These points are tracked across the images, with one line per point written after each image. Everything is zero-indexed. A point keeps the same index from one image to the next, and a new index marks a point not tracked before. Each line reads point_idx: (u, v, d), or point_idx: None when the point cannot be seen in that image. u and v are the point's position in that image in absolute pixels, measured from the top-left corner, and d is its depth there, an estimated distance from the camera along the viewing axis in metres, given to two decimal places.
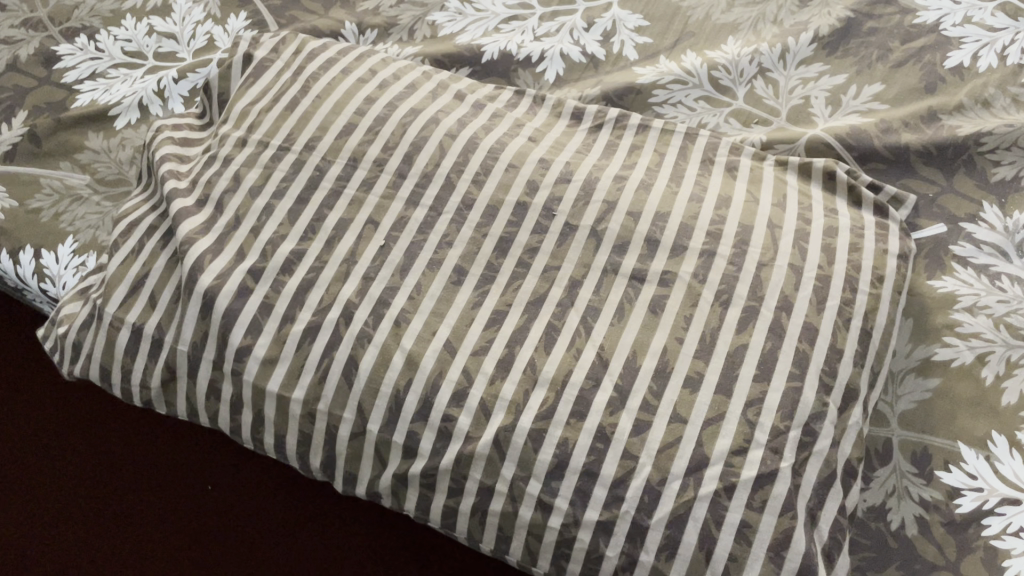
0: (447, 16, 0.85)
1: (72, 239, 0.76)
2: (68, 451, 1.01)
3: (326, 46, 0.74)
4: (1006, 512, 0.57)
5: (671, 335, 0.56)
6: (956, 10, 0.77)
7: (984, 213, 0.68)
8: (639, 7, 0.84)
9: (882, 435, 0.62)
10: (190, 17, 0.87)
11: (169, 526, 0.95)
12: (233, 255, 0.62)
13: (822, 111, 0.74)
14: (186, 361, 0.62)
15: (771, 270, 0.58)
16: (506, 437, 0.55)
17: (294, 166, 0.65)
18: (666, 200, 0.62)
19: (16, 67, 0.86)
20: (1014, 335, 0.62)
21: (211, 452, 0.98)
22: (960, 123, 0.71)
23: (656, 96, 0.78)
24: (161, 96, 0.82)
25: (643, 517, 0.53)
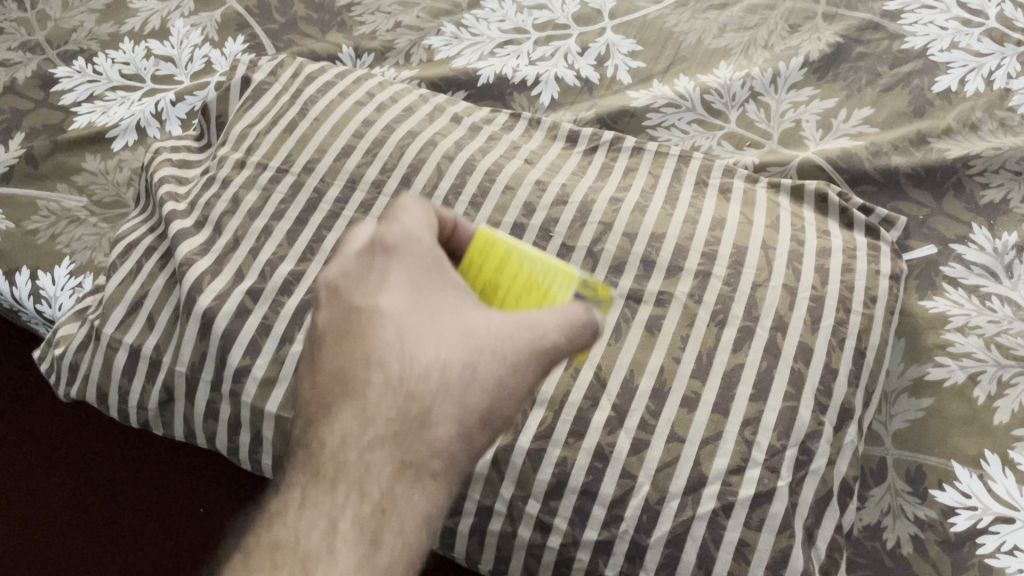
0: (443, 40, 0.86)
1: (69, 260, 0.76)
2: (44, 446, 0.98)
3: (324, 70, 0.75)
4: (1000, 530, 0.57)
5: (668, 355, 0.57)
6: (943, 36, 0.78)
7: (974, 234, 0.69)
8: (632, 32, 0.85)
9: (876, 454, 0.62)
10: (187, 40, 0.88)
11: (139, 542, 0.93)
12: (231, 275, 0.62)
13: (813, 135, 0.76)
14: (184, 381, 0.62)
15: (766, 291, 0.59)
16: (506, 456, 0.55)
17: (293, 188, 0.66)
18: (661, 221, 0.63)
19: (13, 88, 0.86)
20: (1006, 355, 0.63)
21: (182, 465, 0.92)
22: (948, 146, 0.72)
23: (650, 119, 0.79)
24: (159, 118, 0.83)
25: (642, 536, 0.53)
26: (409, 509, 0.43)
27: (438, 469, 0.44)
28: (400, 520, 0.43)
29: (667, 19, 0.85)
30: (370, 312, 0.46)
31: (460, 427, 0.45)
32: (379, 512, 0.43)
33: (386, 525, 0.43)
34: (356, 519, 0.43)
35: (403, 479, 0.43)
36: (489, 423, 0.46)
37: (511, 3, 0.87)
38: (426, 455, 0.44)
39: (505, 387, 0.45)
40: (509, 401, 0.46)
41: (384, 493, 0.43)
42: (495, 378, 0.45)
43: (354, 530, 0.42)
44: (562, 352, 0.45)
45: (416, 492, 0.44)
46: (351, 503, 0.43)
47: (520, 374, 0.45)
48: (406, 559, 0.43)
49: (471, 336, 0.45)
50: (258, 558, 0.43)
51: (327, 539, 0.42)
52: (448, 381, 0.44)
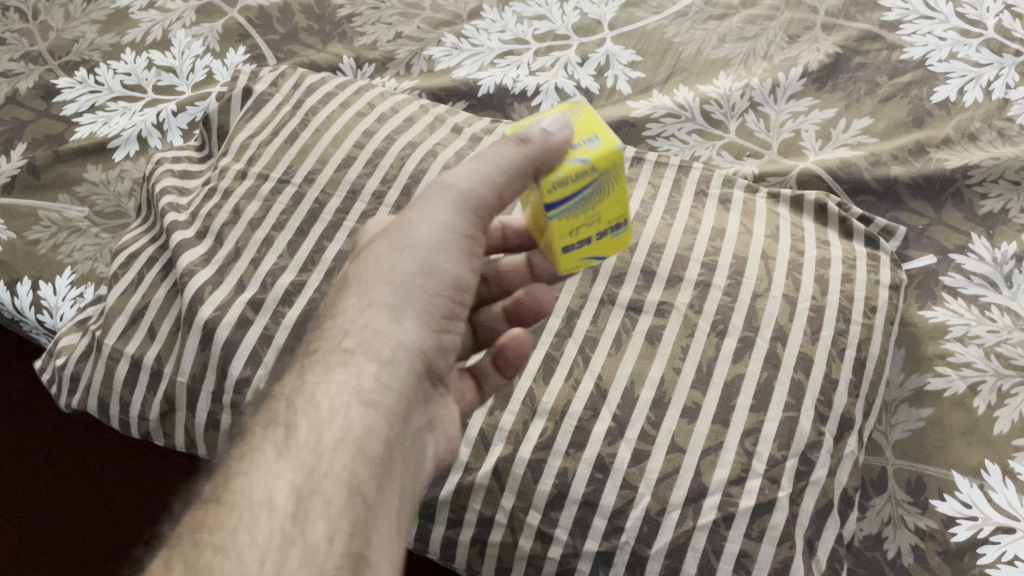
0: (443, 50, 0.87)
1: (70, 270, 0.76)
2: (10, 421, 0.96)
3: (325, 80, 0.75)
4: (1001, 540, 0.57)
5: (668, 365, 0.57)
6: (941, 46, 0.78)
7: (974, 244, 0.69)
8: (631, 42, 0.85)
9: (877, 464, 0.62)
10: (189, 51, 0.88)
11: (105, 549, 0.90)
12: (232, 286, 0.62)
13: (812, 145, 0.76)
14: (185, 392, 0.62)
15: (766, 301, 0.59)
16: (506, 467, 0.55)
17: (294, 199, 0.66)
18: (662, 231, 0.64)
19: (14, 99, 0.87)
20: (1006, 365, 0.63)
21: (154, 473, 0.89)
22: (947, 156, 0.73)
23: (650, 129, 0.79)
24: (160, 129, 0.83)
25: (642, 547, 0.53)
26: (326, 396, 0.46)
27: (356, 350, 0.49)
28: (310, 403, 0.46)
29: (667, 30, 0.85)
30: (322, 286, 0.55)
31: (373, 310, 0.50)
32: (292, 407, 0.46)
33: (301, 411, 0.46)
34: (271, 422, 0.46)
35: (317, 370, 0.48)
36: (417, 299, 0.52)
37: (512, 13, 0.87)
38: (339, 345, 0.49)
39: (433, 272, 0.52)
40: (451, 262, 0.53)
41: (295, 391, 0.47)
42: (406, 253, 0.52)
43: (270, 429, 0.46)
44: (489, 197, 0.52)
45: (335, 377, 0.47)
46: (270, 416, 0.46)
47: (445, 256, 0.52)
48: (327, 434, 0.45)
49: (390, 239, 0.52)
50: (201, 495, 0.44)
51: (248, 451, 0.45)
52: (369, 281, 0.52)
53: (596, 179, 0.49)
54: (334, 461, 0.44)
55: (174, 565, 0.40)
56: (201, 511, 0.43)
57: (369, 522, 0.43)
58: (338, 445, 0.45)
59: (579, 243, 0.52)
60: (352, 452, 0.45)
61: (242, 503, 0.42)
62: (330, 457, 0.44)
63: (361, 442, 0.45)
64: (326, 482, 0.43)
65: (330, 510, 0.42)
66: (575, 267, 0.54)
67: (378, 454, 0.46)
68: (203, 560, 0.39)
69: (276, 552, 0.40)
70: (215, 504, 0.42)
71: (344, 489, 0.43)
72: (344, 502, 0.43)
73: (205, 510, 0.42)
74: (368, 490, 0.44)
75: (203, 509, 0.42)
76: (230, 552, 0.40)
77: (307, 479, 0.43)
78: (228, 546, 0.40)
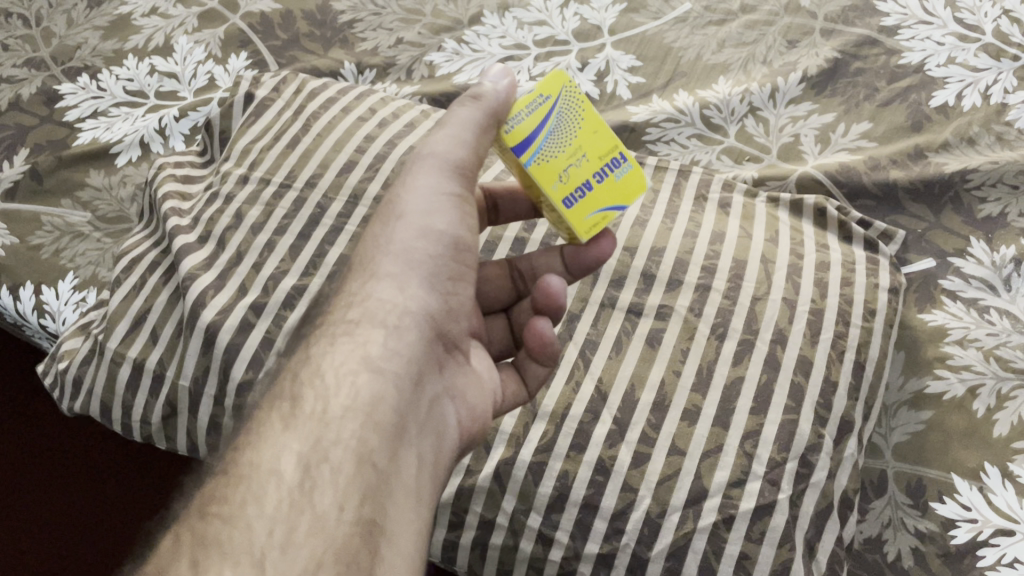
0: (444, 56, 0.87)
1: (73, 275, 0.76)
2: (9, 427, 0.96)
3: (326, 86, 0.75)
4: (1000, 542, 0.57)
5: (668, 369, 0.57)
6: (940, 51, 0.79)
7: (972, 247, 0.69)
8: (631, 48, 0.85)
9: (876, 467, 0.62)
10: (190, 57, 0.88)
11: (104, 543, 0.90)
12: (234, 290, 0.62)
13: (811, 149, 0.76)
14: (187, 396, 0.62)
15: (765, 304, 0.59)
16: (507, 470, 0.56)
17: (295, 204, 0.66)
18: (661, 234, 0.64)
19: (17, 105, 0.87)
20: (1005, 367, 0.63)
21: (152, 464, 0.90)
22: (946, 160, 0.73)
23: (650, 133, 0.80)
24: (162, 135, 0.83)
25: (643, 550, 0.53)
26: (332, 367, 0.47)
27: (361, 322, 0.50)
28: (316, 375, 0.47)
29: (667, 35, 0.86)
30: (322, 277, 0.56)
31: (374, 282, 0.52)
32: (297, 380, 0.47)
33: (307, 383, 0.46)
34: (276, 397, 0.46)
35: (322, 344, 0.49)
36: (419, 266, 0.53)
37: (512, 19, 0.88)
38: (345, 321, 0.50)
39: (432, 239, 0.54)
40: (448, 223, 0.55)
41: (301, 366, 0.48)
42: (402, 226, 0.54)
43: (276, 404, 0.46)
44: (468, 157, 0.55)
45: (341, 349, 0.48)
46: (276, 392, 0.47)
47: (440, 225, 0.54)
48: (335, 402, 0.45)
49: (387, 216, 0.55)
50: (205, 473, 0.44)
51: (254, 426, 0.45)
52: (371, 258, 0.54)
53: (555, 106, 0.53)
54: (343, 428, 0.44)
55: (183, 539, 0.39)
56: (209, 486, 0.42)
57: (380, 492, 0.43)
58: (345, 413, 0.45)
59: (577, 189, 0.53)
60: (361, 419, 0.45)
61: (250, 475, 0.42)
62: (338, 424, 0.44)
63: (370, 409, 0.46)
64: (334, 450, 0.43)
65: (339, 477, 0.42)
66: (590, 224, 0.54)
67: (387, 420, 0.46)
68: (204, 523, 0.40)
69: (285, 521, 0.40)
70: (222, 478, 0.42)
71: (353, 457, 0.43)
72: (354, 469, 0.43)
73: (212, 485, 0.42)
74: (378, 456, 0.44)
75: (212, 484, 0.42)
76: (239, 524, 0.40)
77: (316, 447, 0.43)
78: (238, 516, 0.40)
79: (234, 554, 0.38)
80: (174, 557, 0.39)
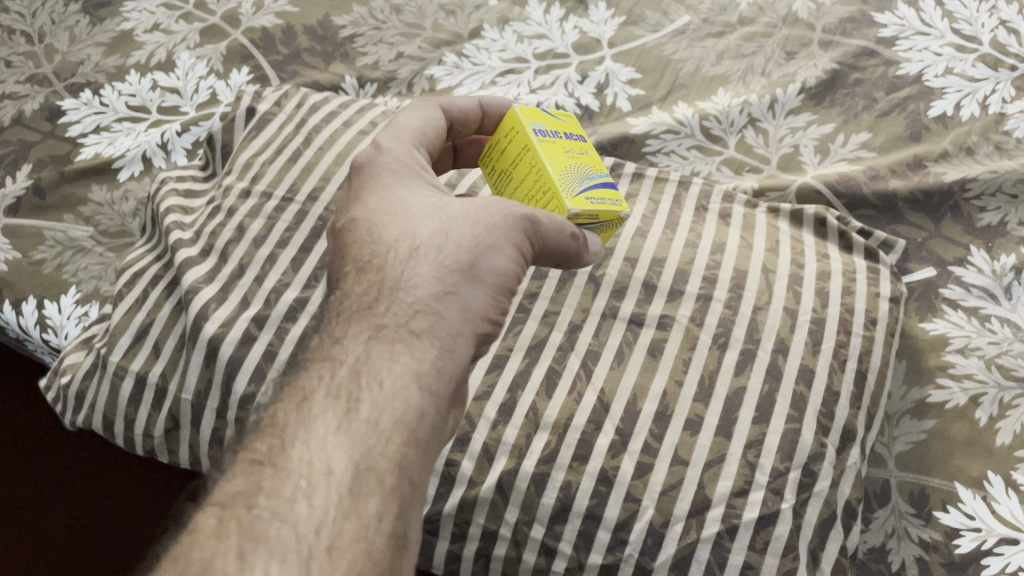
0: (445, 70, 0.87)
1: (75, 289, 0.77)
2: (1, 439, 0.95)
3: (327, 100, 0.76)
4: (1005, 551, 0.57)
5: (670, 379, 0.57)
6: (938, 62, 0.79)
7: (973, 256, 0.69)
8: (631, 60, 0.86)
9: (880, 477, 0.62)
10: (193, 72, 0.89)
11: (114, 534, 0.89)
12: (237, 302, 0.62)
13: (810, 160, 0.77)
14: (189, 409, 0.62)
15: (767, 314, 0.59)
16: (509, 481, 0.55)
17: (297, 217, 0.66)
18: (662, 246, 0.64)
19: (20, 121, 0.88)
20: (1007, 376, 0.63)
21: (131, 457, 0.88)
22: (945, 169, 0.73)
23: (649, 145, 0.80)
24: (164, 149, 0.84)
25: (646, 560, 0.53)
26: (390, 372, 0.44)
27: (420, 327, 0.46)
28: (375, 378, 0.44)
29: (666, 47, 0.86)
30: (354, 221, 0.52)
31: (436, 278, 0.48)
32: (355, 377, 0.44)
33: (364, 385, 0.44)
34: (332, 391, 0.44)
35: (380, 341, 0.45)
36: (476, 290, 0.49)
37: (512, 33, 0.88)
38: (403, 316, 0.46)
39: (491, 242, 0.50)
40: (507, 260, 0.50)
41: (360, 361, 0.45)
42: (467, 220, 0.51)
43: (331, 400, 0.43)
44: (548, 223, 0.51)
45: (398, 354, 0.45)
46: (332, 382, 0.44)
47: (505, 230, 0.50)
48: (389, 411, 0.43)
49: (408, 152, 0.56)
50: (242, 456, 0.42)
51: (304, 415, 0.43)
52: (429, 257, 0.49)
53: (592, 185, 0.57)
54: (390, 440, 0.42)
55: (228, 529, 0.39)
56: (254, 475, 0.41)
57: (411, 506, 0.42)
58: (395, 425, 0.43)
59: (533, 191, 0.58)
60: (407, 434, 0.43)
61: (298, 473, 0.40)
62: (387, 437, 0.42)
63: (416, 424, 0.43)
64: (382, 459, 0.42)
65: (384, 488, 0.41)
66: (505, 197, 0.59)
67: (427, 437, 0.44)
68: (246, 512, 0.39)
69: (331, 524, 0.39)
70: (270, 468, 0.41)
71: (396, 470, 0.42)
72: (394, 482, 0.41)
73: (254, 477, 0.41)
74: (415, 473, 0.43)
75: (257, 472, 0.41)
76: (287, 519, 0.39)
77: (366, 454, 0.41)
78: (286, 512, 0.39)
79: (279, 551, 0.38)
80: (219, 548, 0.38)
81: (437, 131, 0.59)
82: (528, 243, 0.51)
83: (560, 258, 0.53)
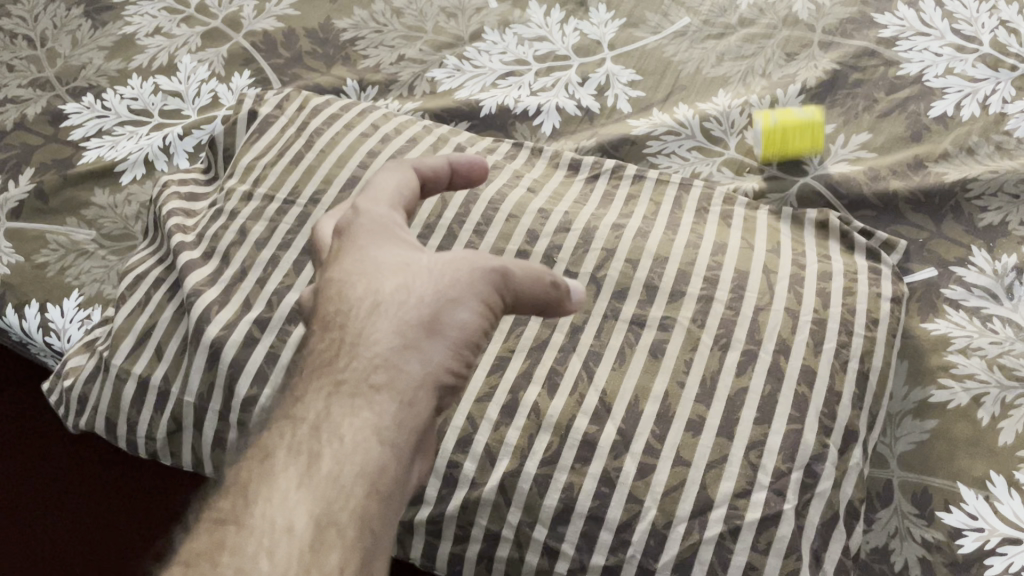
0: (446, 72, 0.87)
1: (78, 292, 0.77)
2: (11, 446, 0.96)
3: (329, 102, 0.76)
4: (1007, 551, 0.57)
5: (672, 379, 0.57)
6: (938, 62, 0.79)
7: (974, 256, 0.69)
8: (631, 62, 0.86)
9: (882, 477, 0.62)
10: (194, 75, 0.89)
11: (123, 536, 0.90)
12: (239, 305, 0.62)
13: (811, 161, 0.77)
14: (192, 412, 0.62)
15: (768, 315, 0.59)
16: (512, 482, 0.56)
17: (299, 219, 0.66)
18: (664, 245, 0.64)
19: (22, 125, 0.88)
20: (1009, 376, 0.63)
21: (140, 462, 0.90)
22: (946, 169, 0.73)
23: (650, 147, 0.80)
24: (166, 152, 0.84)
25: (649, 561, 0.53)
26: (349, 429, 0.44)
27: (380, 382, 0.45)
28: (335, 435, 0.44)
29: (666, 49, 0.86)
30: (323, 275, 0.50)
31: (396, 333, 0.46)
32: (315, 434, 0.44)
33: (324, 441, 0.44)
34: (293, 448, 0.44)
35: (339, 397, 0.45)
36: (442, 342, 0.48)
37: (513, 35, 0.89)
38: (363, 372, 0.45)
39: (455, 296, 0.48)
40: (472, 312, 0.48)
41: (319, 418, 0.44)
42: (431, 273, 0.49)
43: (292, 457, 0.43)
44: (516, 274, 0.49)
45: (358, 410, 0.44)
46: (293, 439, 0.44)
47: (471, 284, 0.49)
48: (349, 467, 0.43)
49: (382, 201, 0.53)
50: (208, 511, 0.43)
51: (267, 470, 0.43)
52: (391, 312, 0.47)
53: None
54: (349, 497, 0.42)
55: None
56: (220, 530, 0.42)
57: (374, 556, 0.43)
58: (356, 480, 0.43)
59: None
60: (368, 488, 0.43)
61: (261, 530, 0.41)
62: (346, 494, 0.42)
63: (377, 477, 0.44)
64: (342, 514, 0.42)
65: (344, 541, 0.41)
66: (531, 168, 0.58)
67: (390, 489, 0.44)
68: (211, 568, 0.40)
69: None
70: (235, 526, 0.42)
71: (357, 524, 0.42)
72: (355, 536, 0.42)
73: (222, 529, 0.42)
74: (376, 523, 0.43)
75: (222, 528, 0.42)
76: None
77: (326, 510, 0.42)
78: (248, 568, 0.40)
79: None
80: None
81: (412, 187, 0.55)
82: (497, 294, 0.49)
83: (540, 310, 0.51)
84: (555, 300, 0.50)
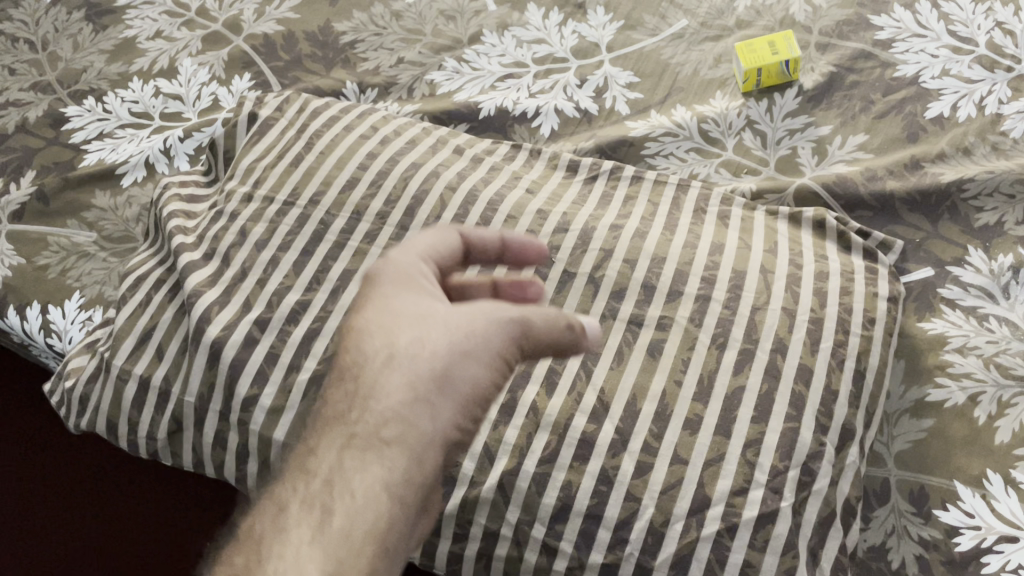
0: (445, 74, 0.88)
1: (79, 294, 0.77)
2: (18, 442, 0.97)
3: (329, 105, 0.76)
4: (1004, 549, 0.58)
5: (670, 379, 0.57)
6: (934, 63, 0.80)
7: (970, 256, 0.70)
8: (629, 65, 0.87)
9: (879, 475, 0.62)
10: (195, 78, 0.90)
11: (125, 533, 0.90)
12: (239, 306, 0.63)
13: (809, 161, 0.77)
14: (193, 412, 0.63)
15: (766, 314, 0.59)
16: (510, 481, 0.56)
17: (299, 221, 0.67)
18: (662, 245, 0.64)
19: (24, 128, 0.89)
20: (1005, 375, 0.63)
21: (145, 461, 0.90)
22: (942, 170, 0.74)
23: (648, 148, 0.80)
24: (167, 155, 0.84)
25: (647, 559, 0.53)
26: (359, 485, 0.46)
27: (389, 438, 0.47)
28: (346, 491, 0.46)
29: (664, 52, 0.87)
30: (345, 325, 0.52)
31: (408, 390, 0.48)
32: (328, 489, 0.47)
33: (336, 497, 0.46)
34: (306, 501, 0.47)
35: (351, 451, 0.47)
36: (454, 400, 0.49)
37: (511, 38, 0.89)
38: (375, 428, 0.47)
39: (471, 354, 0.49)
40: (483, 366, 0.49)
41: (332, 469, 0.47)
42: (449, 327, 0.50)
43: (305, 511, 0.46)
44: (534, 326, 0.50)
45: (368, 466, 0.47)
46: (306, 492, 0.47)
47: (486, 338, 0.49)
48: (359, 524, 0.45)
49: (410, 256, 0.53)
50: (222, 564, 0.46)
51: (281, 526, 0.46)
52: (406, 371, 0.48)
53: None
54: (357, 555, 0.44)
55: None
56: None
57: None
58: (364, 538, 0.45)
59: None
60: (374, 546, 0.45)
61: None
62: (354, 553, 0.45)
63: (384, 534, 0.46)
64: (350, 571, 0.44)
65: None
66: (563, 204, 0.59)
67: (396, 545, 0.46)
68: None
69: None
70: None
71: None
72: None
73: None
74: None
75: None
76: None
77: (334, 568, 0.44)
78: None
79: None
80: None
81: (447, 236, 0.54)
82: (512, 347, 0.50)
83: (556, 353, 0.51)
84: (569, 338, 0.50)
